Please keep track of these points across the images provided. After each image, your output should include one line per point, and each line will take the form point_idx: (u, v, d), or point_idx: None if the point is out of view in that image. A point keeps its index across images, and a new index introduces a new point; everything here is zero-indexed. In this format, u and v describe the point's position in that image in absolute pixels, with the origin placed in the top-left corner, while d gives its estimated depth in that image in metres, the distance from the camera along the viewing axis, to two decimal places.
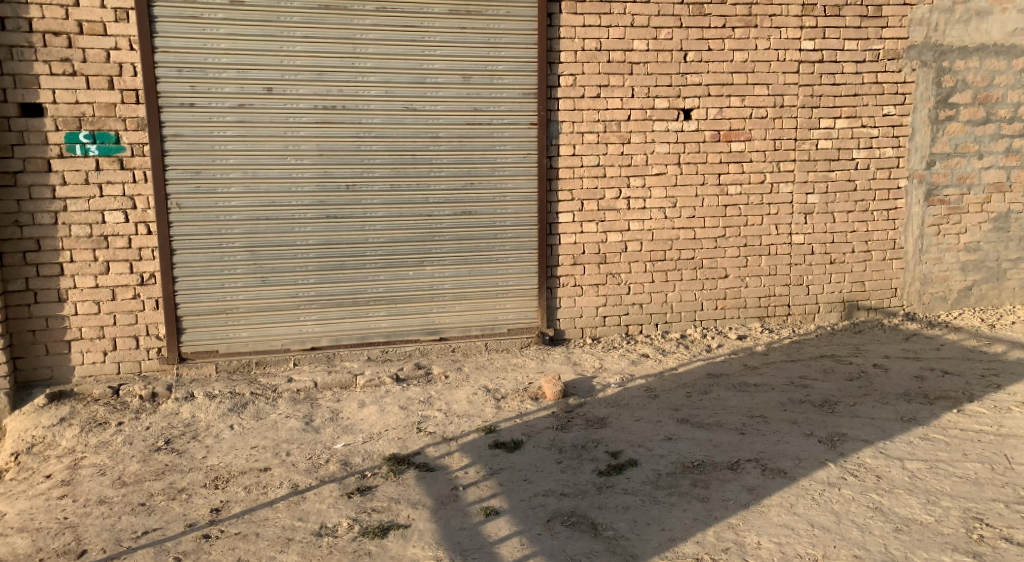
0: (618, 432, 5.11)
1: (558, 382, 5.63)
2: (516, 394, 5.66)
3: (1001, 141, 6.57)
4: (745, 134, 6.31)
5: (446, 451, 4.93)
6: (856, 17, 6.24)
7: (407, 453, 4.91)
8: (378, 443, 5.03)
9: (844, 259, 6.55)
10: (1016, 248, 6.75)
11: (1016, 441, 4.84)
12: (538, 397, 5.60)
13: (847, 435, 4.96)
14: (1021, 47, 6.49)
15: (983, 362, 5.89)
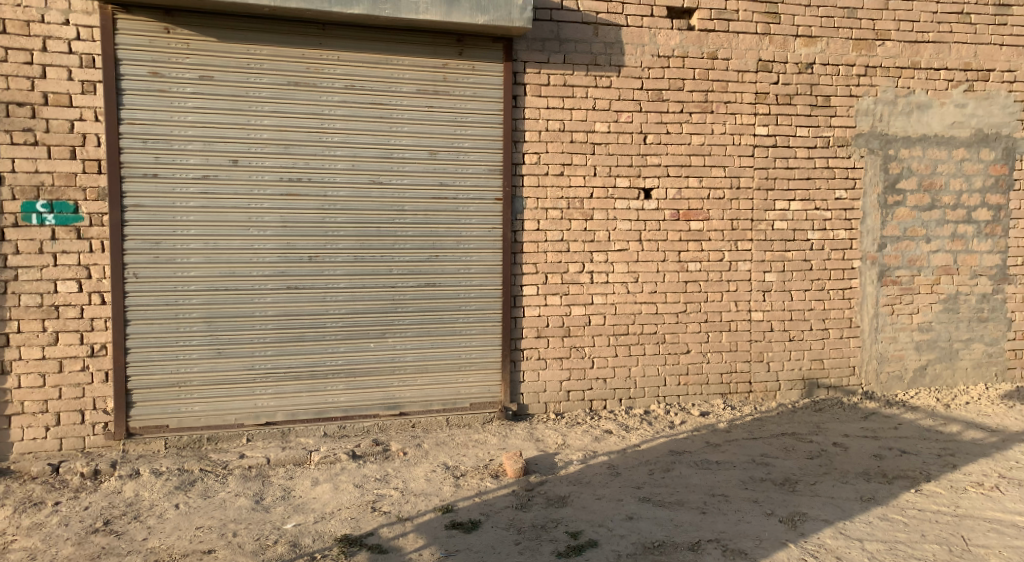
0: (579, 511, 5.02)
1: (520, 459, 5.54)
2: (476, 471, 5.55)
3: (947, 225, 6.71)
4: (704, 214, 6.47)
5: (401, 531, 4.77)
6: (806, 106, 6.52)
7: (360, 533, 4.73)
8: (330, 522, 4.85)
9: (802, 336, 6.65)
10: (967, 329, 6.82)
11: (971, 522, 4.87)
12: (498, 475, 5.49)
13: (807, 515, 4.94)
14: (962, 138, 6.70)
15: (939, 442, 5.95)
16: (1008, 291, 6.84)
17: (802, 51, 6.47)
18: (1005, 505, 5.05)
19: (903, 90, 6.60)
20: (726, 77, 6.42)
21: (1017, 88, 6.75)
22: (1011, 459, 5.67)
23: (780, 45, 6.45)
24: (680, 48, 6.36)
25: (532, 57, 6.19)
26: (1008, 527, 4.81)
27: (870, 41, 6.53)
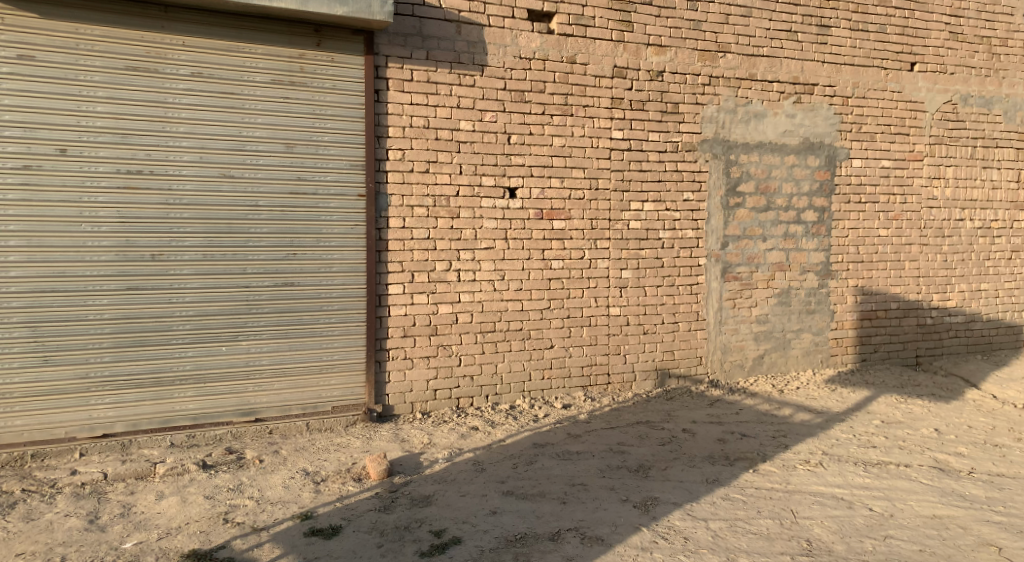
0: (443, 508, 5.03)
1: (384, 460, 5.45)
2: (338, 475, 5.40)
3: (780, 226, 7.28)
4: (565, 213, 6.66)
5: (255, 542, 4.56)
6: (657, 111, 6.86)
7: (210, 547, 4.47)
8: (176, 538, 4.55)
9: (655, 329, 7.00)
10: (797, 320, 7.42)
11: (799, 496, 5.33)
12: (361, 478, 5.37)
13: (659, 499, 5.22)
14: (792, 145, 7.27)
15: (774, 425, 6.47)
16: (832, 285, 7.50)
17: (653, 59, 6.81)
18: (827, 479, 5.57)
19: (742, 100, 7.08)
20: (584, 81, 6.64)
21: (837, 102, 7.35)
22: (832, 437, 6.26)
23: (634, 53, 6.75)
24: (541, 51, 6.51)
25: (394, 52, 6.10)
26: (829, 499, 5.30)
27: (713, 53, 6.96)
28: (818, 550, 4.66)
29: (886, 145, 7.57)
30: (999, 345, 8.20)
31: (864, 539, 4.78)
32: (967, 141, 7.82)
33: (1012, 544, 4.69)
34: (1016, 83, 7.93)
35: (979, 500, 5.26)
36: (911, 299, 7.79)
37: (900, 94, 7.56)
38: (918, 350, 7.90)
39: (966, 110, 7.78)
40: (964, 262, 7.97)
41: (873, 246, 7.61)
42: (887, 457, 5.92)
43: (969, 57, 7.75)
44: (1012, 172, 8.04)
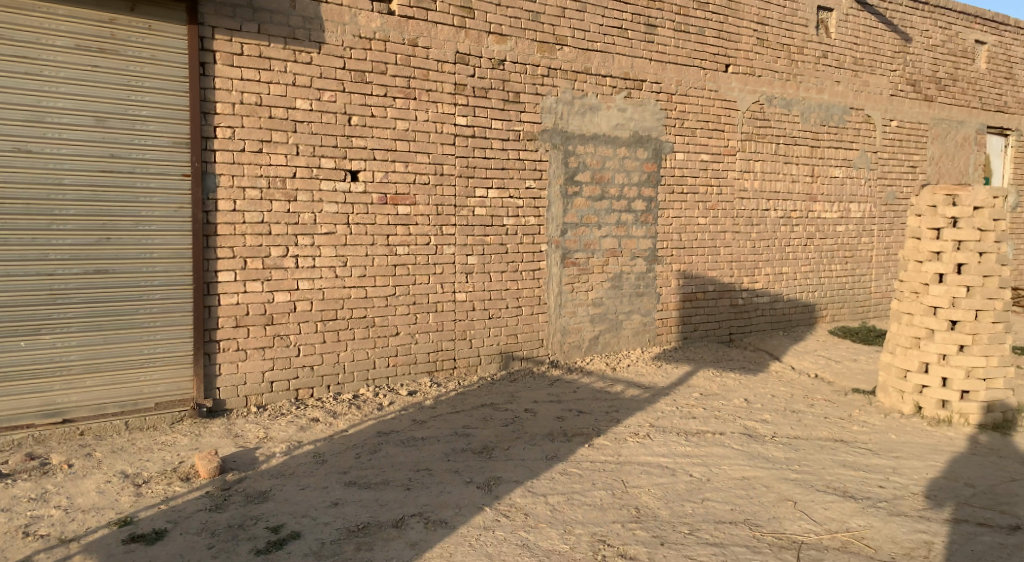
0: (281, 503, 4.86)
1: (215, 457, 5.15)
2: (162, 476, 5.05)
3: (614, 214, 7.68)
4: (410, 199, 6.62)
5: (63, 555, 4.23)
6: (499, 99, 6.97)
7: None
8: None
9: (500, 313, 7.15)
10: (628, 302, 7.89)
11: (629, 467, 5.67)
12: (190, 477, 5.06)
13: (501, 479, 5.37)
14: (625, 137, 7.67)
15: (607, 401, 6.84)
16: (658, 269, 8.04)
17: (494, 48, 6.90)
18: (654, 449, 5.96)
19: (579, 93, 7.36)
20: (427, 66, 6.60)
21: (663, 98, 7.85)
22: (658, 410, 6.71)
23: (475, 40, 6.80)
24: (382, 31, 6.39)
25: (221, 23, 5.76)
26: (655, 467, 5.67)
27: (551, 45, 7.17)
28: (646, 516, 4.95)
29: (704, 139, 8.19)
30: (797, 321, 9.20)
31: (685, 503, 5.13)
32: (772, 138, 8.65)
33: (806, 498, 5.18)
34: (811, 87, 8.86)
35: (780, 461, 5.78)
36: (725, 281, 8.53)
37: (716, 93, 8.20)
38: (730, 328, 8.67)
39: (771, 110, 8.60)
40: (769, 247, 8.83)
41: (694, 233, 8.23)
42: (705, 426, 6.41)
43: (773, 62, 8.55)
44: (808, 167, 8.99)
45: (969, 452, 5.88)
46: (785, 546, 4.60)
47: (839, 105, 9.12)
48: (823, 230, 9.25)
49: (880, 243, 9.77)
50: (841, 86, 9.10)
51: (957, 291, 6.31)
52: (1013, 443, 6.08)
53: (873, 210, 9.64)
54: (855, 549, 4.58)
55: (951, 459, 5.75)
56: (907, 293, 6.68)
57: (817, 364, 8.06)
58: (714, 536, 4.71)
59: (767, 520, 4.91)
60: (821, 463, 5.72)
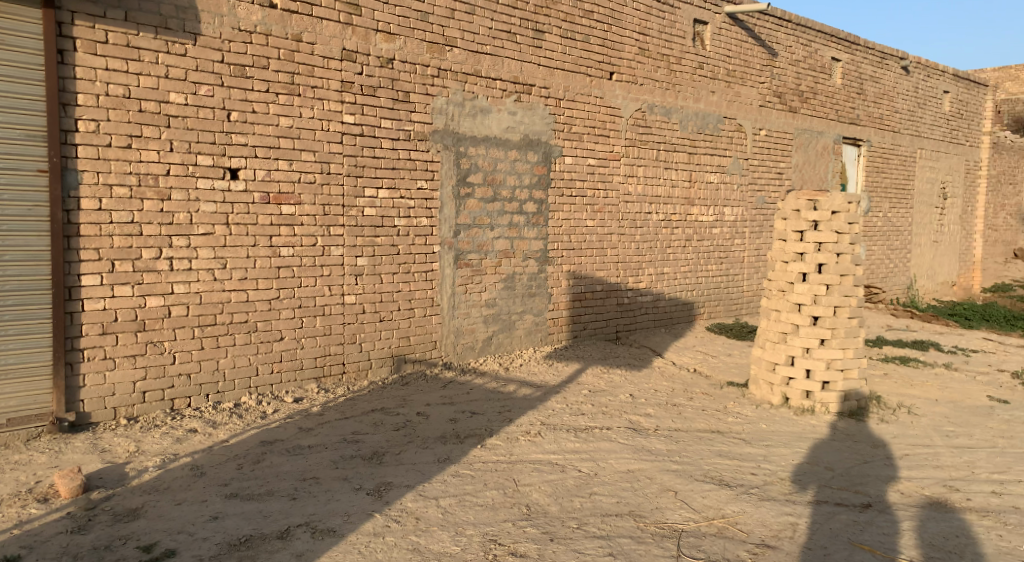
0: (155, 521, 4.59)
1: (78, 475, 4.79)
2: (15, 498, 4.68)
3: (506, 216, 7.75)
4: (295, 198, 6.40)
5: None
6: (389, 98, 6.85)
7: None
8: None
9: (391, 316, 7.04)
10: (520, 303, 7.98)
11: (521, 466, 5.72)
12: (48, 498, 4.70)
13: (392, 484, 5.28)
14: (515, 140, 7.75)
15: (500, 401, 6.88)
16: (549, 270, 8.18)
17: (382, 46, 6.78)
18: (544, 447, 6.05)
19: (469, 94, 7.36)
20: (312, 62, 6.40)
21: (551, 103, 7.99)
22: (549, 408, 6.81)
23: (362, 37, 6.66)
24: (263, 24, 6.14)
25: (82, 9, 5.42)
26: (546, 465, 5.75)
27: (440, 46, 7.13)
28: (537, 514, 5.03)
29: (591, 144, 8.40)
30: (677, 319, 9.63)
31: (573, 499, 5.24)
32: (654, 144, 9.00)
33: (686, 488, 5.43)
34: (688, 96, 9.29)
35: (661, 453, 6.01)
36: (611, 281, 8.80)
37: (602, 99, 8.44)
38: (617, 326, 8.94)
39: (652, 117, 8.95)
40: (652, 248, 9.18)
41: (582, 235, 8.43)
42: (593, 422, 6.56)
43: (654, 71, 8.90)
44: (686, 173, 9.43)
45: (830, 438, 6.36)
46: (667, 535, 4.79)
47: (714, 114, 9.62)
48: (700, 232, 9.72)
49: (750, 245, 10.38)
50: (715, 96, 9.61)
51: (818, 289, 6.80)
52: (869, 429, 6.62)
53: (745, 214, 10.23)
54: (729, 533, 4.83)
55: (813, 445, 6.19)
56: (774, 291, 7.13)
57: (696, 359, 8.47)
58: (601, 529, 4.84)
59: (650, 511, 5.10)
60: (699, 454, 6.00)
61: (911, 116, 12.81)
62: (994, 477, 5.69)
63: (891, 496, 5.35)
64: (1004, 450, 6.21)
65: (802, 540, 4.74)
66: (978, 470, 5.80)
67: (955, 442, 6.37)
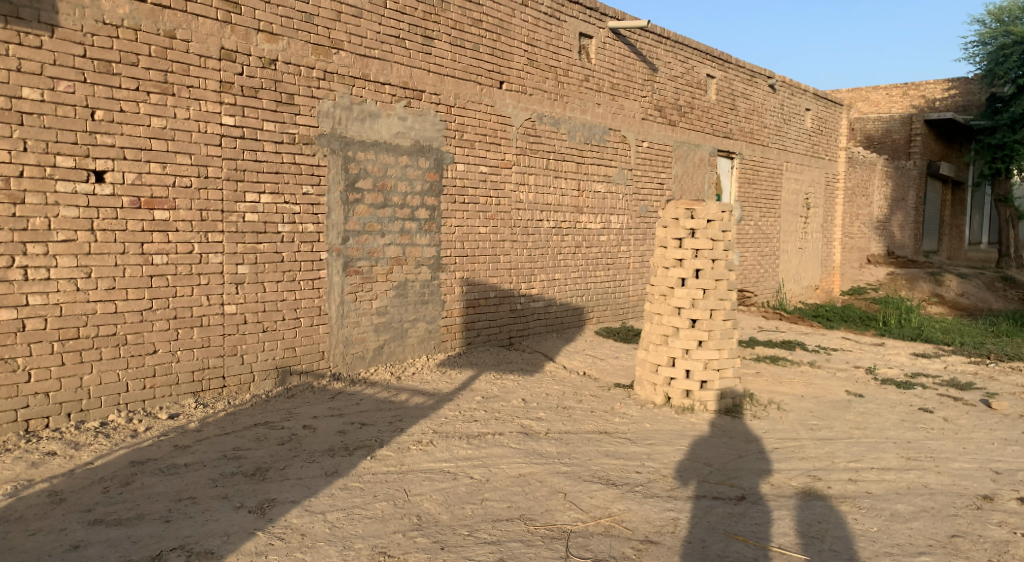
0: (4, 554, 4.22)
1: None
2: None
3: (397, 222, 7.64)
4: (169, 203, 6.08)
5: None
6: (271, 100, 6.63)
7: None
8: None
9: (275, 326, 6.77)
10: (413, 310, 7.86)
11: (412, 475, 5.58)
12: None
13: (276, 500, 5.04)
14: (406, 146, 7.66)
15: (391, 410, 6.72)
16: (442, 277, 8.11)
17: (264, 47, 6.56)
18: (435, 455, 5.93)
19: (357, 98, 7.23)
20: (187, 60, 6.12)
21: (442, 110, 7.96)
22: (441, 416, 6.69)
23: (242, 37, 6.43)
24: (131, 19, 5.83)
25: None
26: (436, 473, 5.64)
27: (326, 48, 6.97)
28: (427, 523, 4.91)
29: (482, 152, 8.41)
30: (568, 324, 9.75)
31: (464, 506, 5.16)
32: (543, 153, 9.12)
33: (574, 489, 5.46)
34: (575, 107, 9.48)
35: (551, 455, 6.02)
36: (505, 287, 8.81)
37: (492, 108, 8.48)
38: (510, 332, 8.96)
39: (542, 127, 9.07)
40: (544, 255, 9.27)
41: (474, 242, 8.41)
42: (485, 428, 6.50)
43: (542, 82, 9.04)
44: (575, 182, 9.60)
45: (710, 435, 6.55)
46: (557, 537, 4.79)
47: (600, 126, 9.85)
48: (589, 240, 9.91)
49: (636, 252, 10.67)
50: (601, 108, 9.85)
51: (696, 293, 7.03)
52: (745, 425, 6.88)
53: (631, 222, 10.52)
54: (615, 531, 4.87)
55: (694, 442, 6.37)
56: (656, 295, 7.31)
57: (586, 362, 8.58)
58: (492, 534, 4.78)
59: (540, 513, 5.09)
60: (587, 455, 6.06)
61: (780, 132, 13.57)
62: (854, 465, 6.02)
63: (764, 488, 5.55)
64: (862, 440, 6.59)
65: (683, 534, 4.84)
66: (840, 460, 6.12)
67: (820, 434, 6.72)
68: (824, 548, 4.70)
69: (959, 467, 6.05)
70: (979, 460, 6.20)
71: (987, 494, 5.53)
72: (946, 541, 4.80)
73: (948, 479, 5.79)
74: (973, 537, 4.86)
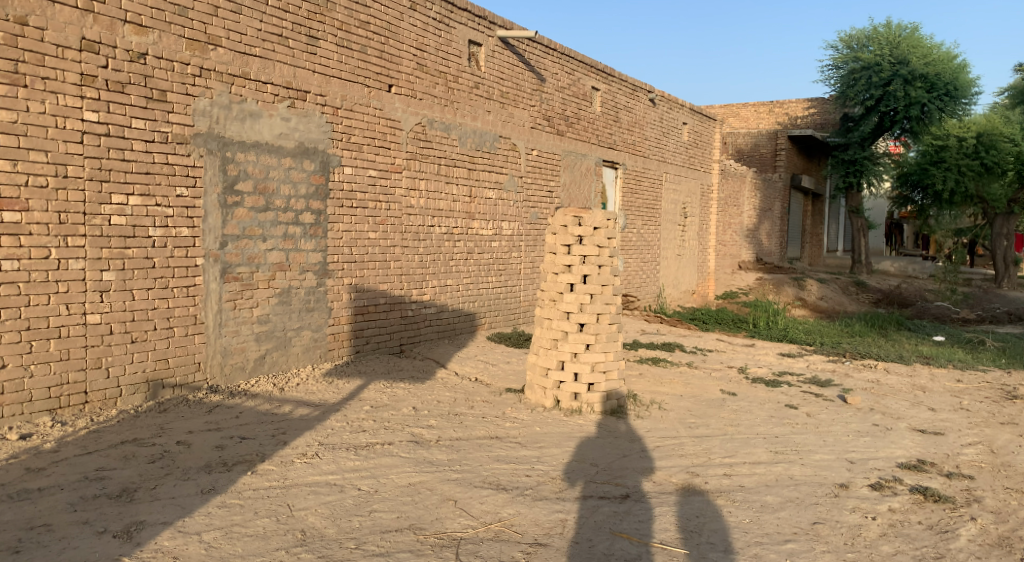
0: None
1: None
2: None
3: (279, 226, 7.36)
4: (21, 204, 5.63)
5: None
6: (141, 97, 6.25)
7: None
8: None
9: (145, 337, 6.35)
10: (297, 318, 7.59)
11: (296, 489, 5.34)
12: None
13: (144, 523, 4.70)
14: (289, 147, 7.40)
15: (273, 423, 6.43)
16: (328, 284, 7.88)
17: (132, 39, 6.18)
18: (322, 468, 5.70)
19: (236, 97, 6.92)
20: (42, 50, 5.68)
21: (328, 111, 7.75)
22: (328, 427, 6.46)
23: (107, 27, 6.02)
24: None
25: None
26: (323, 486, 5.42)
27: (202, 44, 6.64)
28: (312, 538, 4.71)
29: (371, 155, 8.25)
30: (460, 330, 9.70)
31: (351, 518, 4.99)
32: (434, 159, 9.04)
33: (465, 496, 5.40)
34: (465, 114, 9.48)
35: (442, 463, 5.94)
36: (395, 294, 8.66)
37: (381, 111, 8.35)
38: (400, 340, 8.80)
39: (432, 132, 9.00)
40: (435, 261, 9.19)
41: (363, 248, 8.23)
42: (374, 438, 6.33)
43: (432, 87, 8.98)
44: (466, 188, 9.58)
45: (595, 436, 6.67)
46: (446, 545, 4.71)
47: (490, 133, 9.89)
48: (480, 245, 9.91)
49: (526, 258, 10.78)
50: (491, 115, 9.89)
51: (584, 298, 7.15)
52: (629, 425, 7.05)
53: (520, 228, 10.61)
54: (505, 536, 4.85)
55: (581, 444, 6.46)
56: (546, 300, 7.37)
57: (477, 368, 8.56)
58: (380, 546, 4.64)
59: (430, 522, 5.00)
60: (478, 461, 6.01)
61: (658, 144, 14.08)
62: (727, 461, 6.28)
63: (646, 485, 5.69)
64: (735, 436, 6.89)
65: (570, 534, 4.89)
66: (714, 456, 6.36)
67: (696, 432, 6.97)
68: (702, 541, 4.85)
69: (818, 458, 6.42)
70: (836, 451, 6.61)
71: (841, 482, 5.90)
72: (809, 528, 5.07)
73: (811, 469, 6.14)
74: (830, 522, 5.17)
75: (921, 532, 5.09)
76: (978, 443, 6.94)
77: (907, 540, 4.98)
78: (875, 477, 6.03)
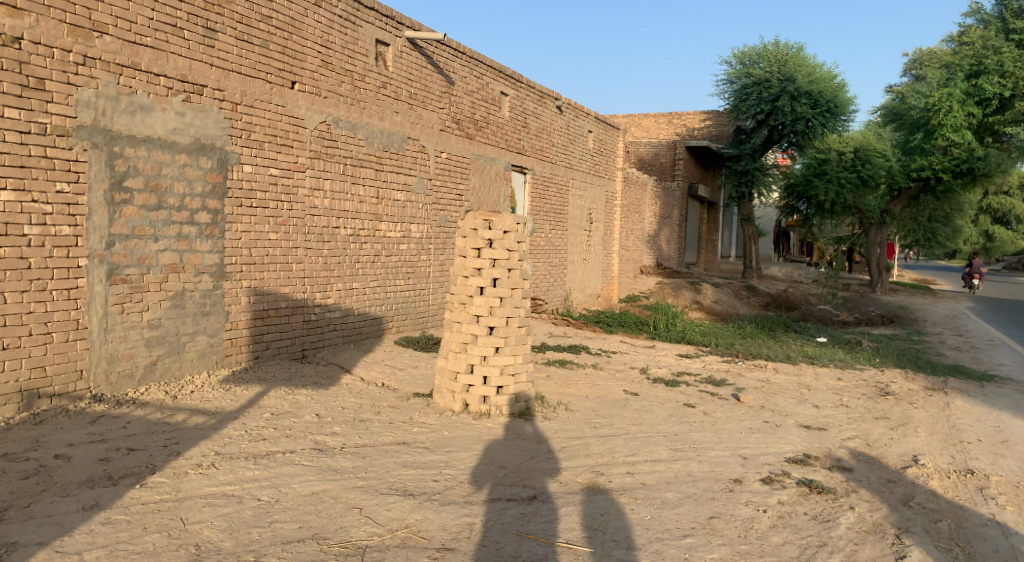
0: None
1: None
2: None
3: (173, 226, 7.02)
4: None
5: None
6: (15, 84, 5.79)
7: None
8: None
9: (18, 343, 5.88)
10: (191, 323, 7.24)
11: (190, 502, 5.08)
12: None
13: (17, 543, 4.35)
14: (183, 143, 7.06)
15: (165, 433, 6.09)
16: (225, 287, 7.56)
17: (5, 21, 5.72)
18: (218, 479, 5.44)
19: (125, 88, 6.53)
20: None
21: (226, 106, 7.45)
22: (225, 436, 6.18)
23: None
24: None
25: None
26: (219, 497, 5.18)
27: (86, 30, 6.22)
28: (207, 552, 4.49)
29: (272, 154, 7.98)
30: (366, 334, 9.53)
31: (250, 530, 4.79)
32: (339, 158, 8.84)
33: (371, 503, 5.29)
34: (373, 114, 9.33)
35: (348, 470, 5.81)
36: (297, 297, 8.40)
37: (283, 108, 8.08)
38: (303, 344, 8.54)
39: (338, 131, 8.79)
40: (340, 264, 8.98)
41: (263, 249, 7.94)
42: (275, 447, 6.11)
43: (337, 85, 8.78)
44: (373, 189, 9.42)
45: (502, 438, 6.70)
46: (350, 554, 4.60)
47: (398, 134, 9.78)
48: (387, 248, 9.77)
49: (434, 260, 10.71)
50: (399, 116, 9.78)
51: (493, 301, 7.17)
52: (536, 427, 7.11)
53: (429, 231, 10.54)
54: (412, 542, 4.79)
55: (487, 446, 6.46)
56: (456, 304, 7.34)
57: (383, 373, 8.42)
58: (281, 558, 4.49)
59: (334, 531, 4.87)
60: (385, 467, 5.92)
61: (564, 150, 14.29)
62: (629, 460, 6.43)
63: (552, 486, 5.76)
64: (637, 435, 7.08)
65: (477, 538, 4.87)
66: (617, 455, 6.51)
67: (601, 432, 7.12)
68: (605, 539, 4.95)
69: (714, 454, 6.70)
70: (730, 447, 6.91)
71: (735, 478, 6.15)
72: (705, 522, 5.27)
73: (708, 466, 6.39)
74: (725, 516, 5.39)
75: (806, 522, 5.38)
76: (857, 437, 7.42)
77: (794, 530, 5.25)
78: (767, 472, 6.34)
